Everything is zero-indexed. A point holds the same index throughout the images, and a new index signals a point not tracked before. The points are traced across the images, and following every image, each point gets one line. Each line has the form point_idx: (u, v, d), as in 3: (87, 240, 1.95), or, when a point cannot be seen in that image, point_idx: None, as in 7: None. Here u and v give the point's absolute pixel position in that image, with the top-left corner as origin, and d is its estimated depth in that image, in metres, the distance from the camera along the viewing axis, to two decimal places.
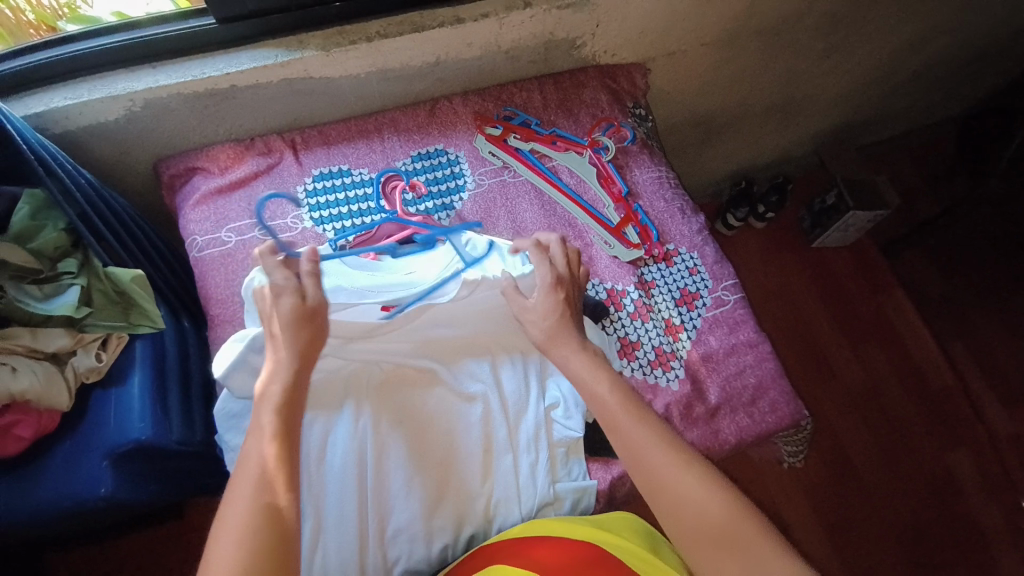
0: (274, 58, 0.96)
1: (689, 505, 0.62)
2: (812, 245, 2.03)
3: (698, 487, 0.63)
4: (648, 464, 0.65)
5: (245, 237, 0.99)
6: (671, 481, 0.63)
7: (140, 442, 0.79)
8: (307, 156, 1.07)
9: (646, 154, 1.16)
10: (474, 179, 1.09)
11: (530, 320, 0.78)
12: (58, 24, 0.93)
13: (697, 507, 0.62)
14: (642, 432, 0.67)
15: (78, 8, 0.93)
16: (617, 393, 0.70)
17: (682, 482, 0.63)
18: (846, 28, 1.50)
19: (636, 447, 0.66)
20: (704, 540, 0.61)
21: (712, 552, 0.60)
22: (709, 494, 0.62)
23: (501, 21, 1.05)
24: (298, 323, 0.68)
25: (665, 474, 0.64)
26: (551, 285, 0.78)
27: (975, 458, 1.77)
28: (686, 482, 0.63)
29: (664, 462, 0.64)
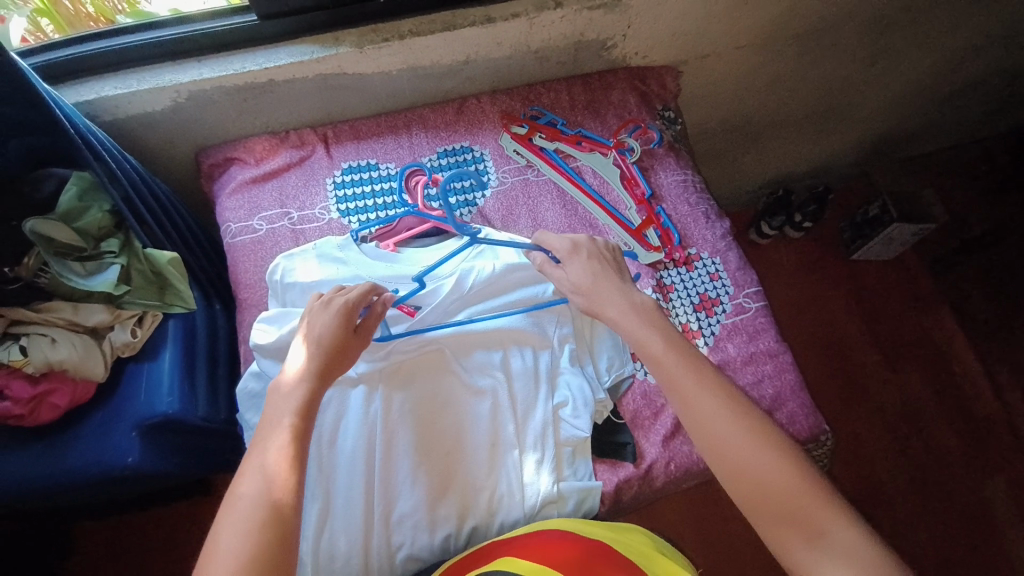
0: (310, 54, 0.99)
1: (752, 465, 0.66)
2: (851, 257, 1.96)
3: (761, 450, 0.67)
4: (712, 424, 0.69)
5: (276, 225, 1.03)
6: (736, 444, 0.67)
7: (167, 415, 0.84)
8: (337, 149, 1.10)
9: (672, 158, 1.15)
10: (498, 177, 1.10)
11: (568, 283, 0.82)
12: (115, 17, 1.02)
13: (759, 468, 0.66)
14: (705, 397, 0.70)
15: (136, 4, 1.01)
16: (673, 357, 0.74)
17: (747, 450, 0.67)
18: (894, 32, 1.44)
19: (700, 409, 0.70)
20: (765, 498, 0.65)
21: (769, 512, 0.65)
22: (772, 459, 0.66)
23: (531, 21, 1.06)
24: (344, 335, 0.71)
25: (730, 440, 0.67)
26: (571, 250, 0.85)
27: (1016, 491, 1.68)
28: (749, 444, 0.67)
29: (725, 424, 0.68)
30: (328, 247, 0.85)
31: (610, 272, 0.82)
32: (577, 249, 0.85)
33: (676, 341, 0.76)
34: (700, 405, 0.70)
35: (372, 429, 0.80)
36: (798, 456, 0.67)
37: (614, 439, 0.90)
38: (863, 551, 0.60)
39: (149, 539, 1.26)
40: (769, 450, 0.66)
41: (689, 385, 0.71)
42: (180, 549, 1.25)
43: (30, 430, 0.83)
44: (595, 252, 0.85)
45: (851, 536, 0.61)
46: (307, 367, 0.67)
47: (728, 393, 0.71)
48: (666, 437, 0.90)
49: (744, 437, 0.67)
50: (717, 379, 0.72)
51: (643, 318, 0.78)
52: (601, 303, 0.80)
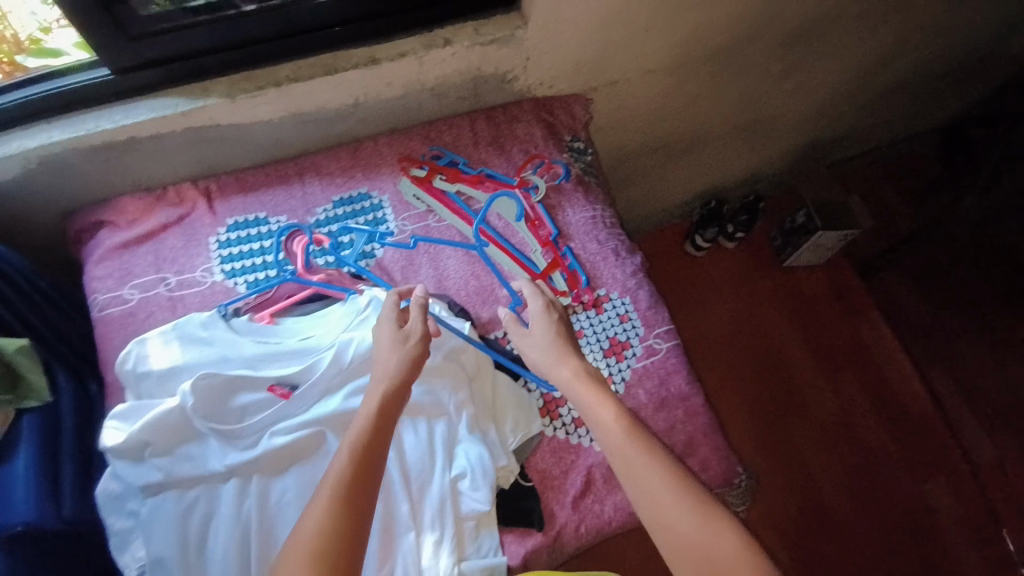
0: (174, 107, 0.91)
1: (690, 535, 0.66)
2: (783, 264, 1.97)
3: (700, 521, 0.66)
4: (654, 492, 0.69)
5: (150, 293, 0.96)
6: (676, 514, 0.67)
7: (24, 525, 0.76)
8: (221, 204, 1.02)
9: (581, 193, 1.10)
10: (398, 225, 1.04)
11: (529, 343, 0.87)
12: (16, 56, 0.88)
13: (699, 539, 0.65)
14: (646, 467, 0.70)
15: (41, 42, 0.88)
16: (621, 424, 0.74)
17: (685, 520, 0.66)
18: (804, 48, 1.44)
19: (642, 475, 0.70)
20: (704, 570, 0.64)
21: None
22: (712, 529, 0.66)
23: (420, 60, 0.99)
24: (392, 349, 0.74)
25: (668, 510, 0.67)
26: (544, 308, 0.89)
27: (955, 488, 1.74)
28: (688, 513, 0.67)
29: (665, 494, 0.68)
30: (190, 326, 0.79)
31: (566, 337, 0.86)
32: (546, 306, 0.89)
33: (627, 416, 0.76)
34: (643, 476, 0.70)
35: (245, 531, 0.72)
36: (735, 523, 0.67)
37: (523, 505, 0.86)
38: None
39: None
40: (708, 517, 0.66)
41: (630, 455, 0.71)
42: None
43: None
44: (559, 315, 0.89)
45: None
46: (389, 371, 0.72)
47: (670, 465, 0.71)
48: (576, 497, 0.87)
49: (685, 507, 0.67)
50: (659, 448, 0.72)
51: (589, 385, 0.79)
52: (555, 366, 0.82)
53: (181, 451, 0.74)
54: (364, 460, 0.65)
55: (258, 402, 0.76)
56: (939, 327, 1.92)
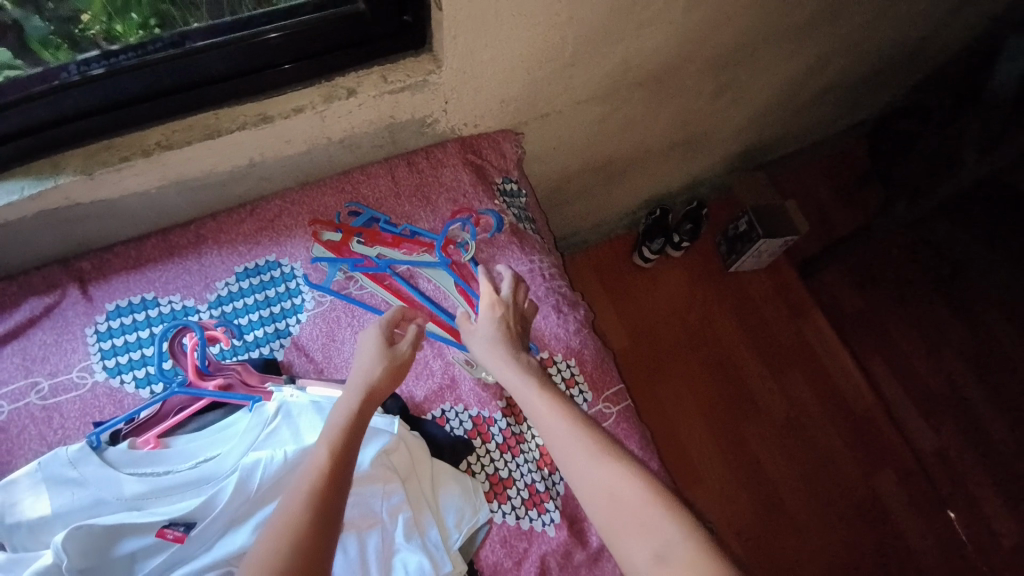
0: (20, 191, 0.77)
1: (600, 477, 0.65)
2: (730, 269, 1.96)
3: (614, 471, 0.65)
4: (572, 452, 0.67)
5: (20, 403, 0.81)
6: (591, 470, 0.66)
7: None
8: (98, 289, 0.88)
9: (516, 244, 1.02)
10: (314, 296, 0.93)
11: (474, 335, 0.82)
12: None
13: (606, 480, 0.64)
14: (561, 427, 0.69)
15: None
16: (542, 390, 0.74)
17: (601, 471, 0.65)
18: (734, 67, 1.41)
19: (559, 435, 0.69)
20: (609, 507, 0.63)
21: (628, 530, 0.61)
22: (620, 472, 0.65)
23: (321, 114, 0.89)
24: (380, 360, 0.75)
25: (586, 466, 0.66)
26: (490, 304, 0.84)
27: (905, 481, 1.78)
28: (600, 464, 0.66)
29: (584, 453, 0.66)
30: (56, 464, 0.65)
31: (511, 332, 0.82)
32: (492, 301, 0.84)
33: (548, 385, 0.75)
34: (558, 433, 0.69)
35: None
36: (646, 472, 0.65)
37: None
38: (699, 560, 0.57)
39: None
40: (617, 460, 0.66)
41: (551, 420, 0.70)
42: None
43: None
44: (507, 312, 0.84)
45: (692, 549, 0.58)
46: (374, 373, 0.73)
47: (584, 422, 0.70)
48: None
49: (598, 459, 0.66)
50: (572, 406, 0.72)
51: (520, 366, 0.77)
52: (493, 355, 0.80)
53: None
54: (344, 455, 0.63)
55: (151, 547, 0.64)
56: (879, 324, 1.96)
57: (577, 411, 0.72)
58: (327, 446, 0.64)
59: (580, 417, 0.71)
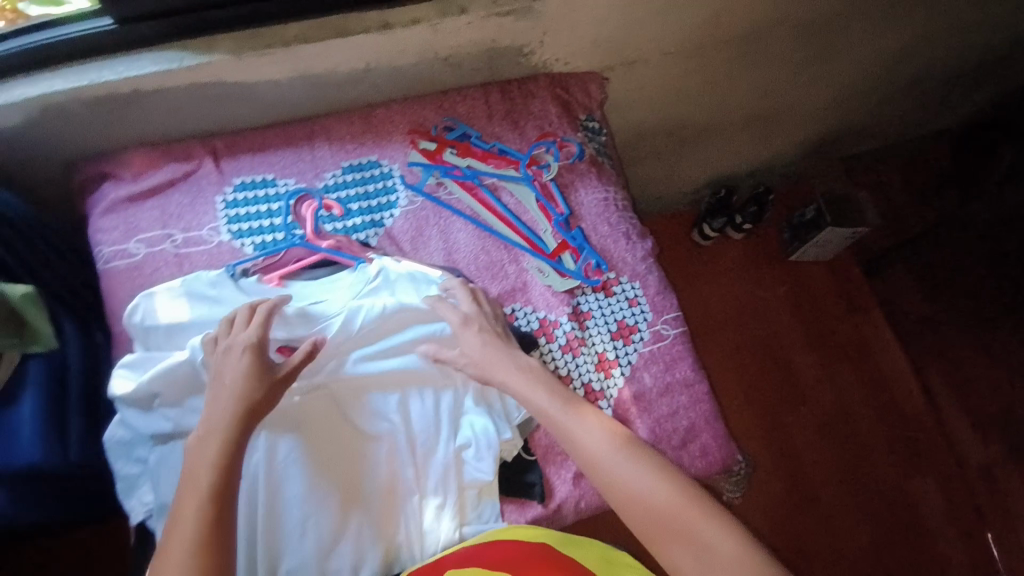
0: (178, 61, 0.88)
1: (639, 494, 0.73)
2: (790, 258, 1.97)
3: (650, 476, 0.74)
4: (604, 458, 0.75)
5: (156, 248, 0.94)
6: (631, 476, 0.74)
7: (28, 466, 0.83)
8: (228, 163, 1.00)
9: (594, 174, 1.08)
10: (407, 196, 1.02)
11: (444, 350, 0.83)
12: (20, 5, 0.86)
13: (646, 494, 0.73)
14: (591, 435, 0.77)
15: None
16: (556, 399, 0.80)
17: (639, 479, 0.74)
18: (822, 40, 1.41)
19: (589, 444, 0.76)
20: (651, 519, 0.72)
21: (666, 534, 0.71)
22: (656, 481, 0.74)
23: (434, 27, 0.96)
24: (257, 382, 0.71)
25: (622, 473, 0.74)
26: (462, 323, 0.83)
27: (941, 484, 1.78)
28: (640, 471, 0.74)
29: (617, 460, 0.75)
30: (199, 284, 0.79)
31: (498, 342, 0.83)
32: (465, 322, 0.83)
33: (564, 392, 0.81)
34: (589, 440, 0.77)
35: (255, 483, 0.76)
36: (681, 476, 0.75)
37: (524, 477, 0.88)
38: (741, 554, 0.69)
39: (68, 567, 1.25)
40: (650, 470, 0.74)
41: (577, 428, 0.78)
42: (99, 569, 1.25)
43: None
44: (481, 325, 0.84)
45: (733, 545, 0.70)
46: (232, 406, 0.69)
47: (614, 429, 0.78)
48: (577, 474, 0.88)
49: (636, 467, 0.74)
50: (596, 412, 0.80)
51: (523, 376, 0.81)
52: (490, 368, 0.81)
53: (187, 404, 0.75)
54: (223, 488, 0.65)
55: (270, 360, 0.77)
56: (938, 327, 1.92)
57: (602, 416, 0.80)
58: (208, 477, 0.65)
59: (608, 425, 0.79)
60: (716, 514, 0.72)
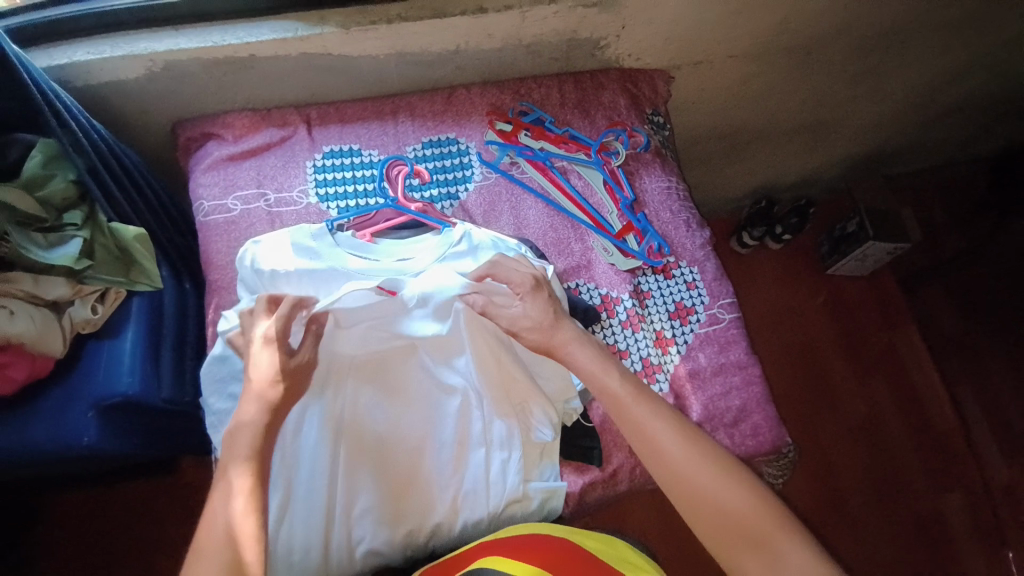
0: (294, 31, 0.97)
1: (711, 495, 0.69)
2: (827, 271, 1.99)
3: (718, 477, 0.70)
4: (670, 452, 0.72)
5: (251, 206, 1.00)
6: (698, 475, 0.70)
7: (127, 395, 0.87)
8: (320, 131, 1.07)
9: (658, 164, 1.14)
10: (482, 171, 1.08)
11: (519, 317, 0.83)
12: None
13: (720, 496, 0.69)
14: (656, 427, 0.73)
15: None
16: (627, 386, 0.77)
17: (705, 478, 0.70)
18: (882, 53, 1.45)
19: (652, 436, 0.73)
20: (723, 524, 0.68)
21: (730, 540, 0.68)
22: (725, 484, 0.69)
23: (523, 15, 1.03)
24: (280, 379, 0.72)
25: (688, 470, 0.70)
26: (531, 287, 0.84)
27: (970, 504, 1.77)
28: (707, 471, 0.70)
29: (684, 456, 0.71)
30: (300, 235, 0.85)
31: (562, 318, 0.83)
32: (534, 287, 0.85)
33: (633, 380, 0.78)
34: (653, 431, 0.73)
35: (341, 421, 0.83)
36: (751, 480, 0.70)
37: (582, 442, 0.93)
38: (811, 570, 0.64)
39: (125, 507, 1.32)
40: (719, 471, 0.70)
41: (642, 419, 0.74)
42: (154, 512, 1.33)
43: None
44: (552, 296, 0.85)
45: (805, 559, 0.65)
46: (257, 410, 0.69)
47: (681, 424, 0.74)
48: None
49: (703, 467, 0.70)
50: (663, 404, 0.76)
51: (596, 354, 0.80)
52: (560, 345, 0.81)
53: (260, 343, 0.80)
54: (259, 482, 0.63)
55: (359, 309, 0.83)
56: (975, 348, 1.92)
57: (668, 408, 0.75)
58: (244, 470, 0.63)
59: (676, 418, 0.74)
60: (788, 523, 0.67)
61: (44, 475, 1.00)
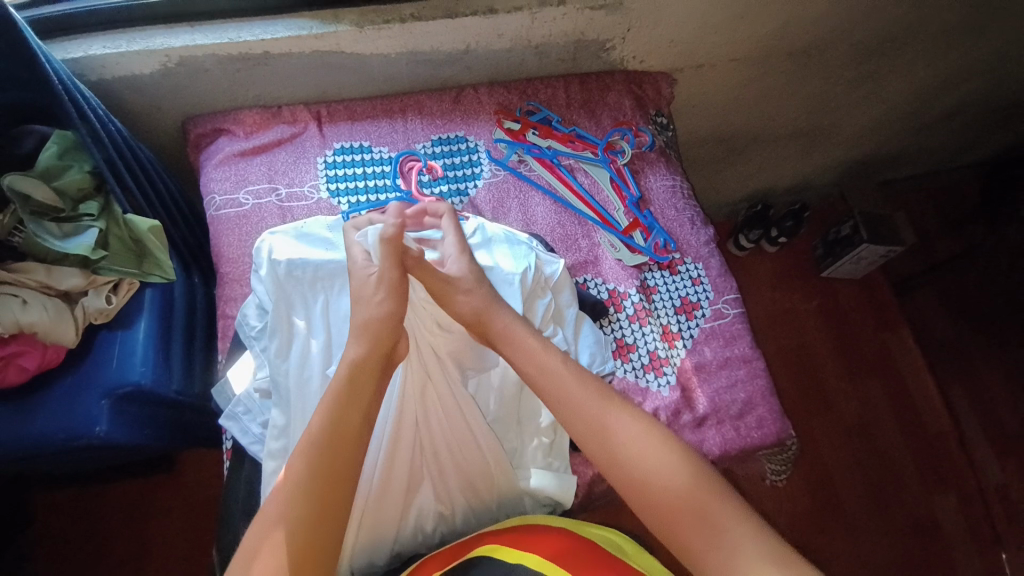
0: (309, 29, 0.99)
1: (652, 470, 0.67)
2: (822, 274, 2.01)
3: (658, 453, 0.68)
4: (610, 435, 0.70)
5: (263, 200, 1.01)
6: (644, 455, 0.68)
7: (140, 385, 0.88)
8: (330, 128, 1.09)
9: (663, 163, 1.16)
10: (491, 169, 1.10)
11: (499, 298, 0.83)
12: None
13: (656, 471, 0.67)
14: (597, 409, 0.72)
15: None
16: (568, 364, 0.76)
17: (650, 456, 0.68)
18: (878, 59, 1.49)
19: (593, 421, 0.71)
20: (663, 501, 0.65)
21: (682, 521, 0.64)
22: (667, 458, 0.68)
23: (533, 15, 1.06)
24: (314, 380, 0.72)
25: (634, 451, 0.68)
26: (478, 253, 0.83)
27: (964, 506, 1.77)
28: (647, 447, 0.68)
29: (626, 436, 0.69)
30: (317, 227, 0.89)
31: None
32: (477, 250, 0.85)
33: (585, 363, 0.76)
34: (593, 415, 0.72)
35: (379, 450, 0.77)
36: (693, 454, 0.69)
37: None
38: (761, 537, 0.62)
39: (121, 507, 1.31)
40: (663, 447, 0.68)
41: (582, 402, 0.73)
42: (150, 511, 1.31)
43: (6, 393, 0.85)
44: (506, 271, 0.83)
45: (753, 528, 0.63)
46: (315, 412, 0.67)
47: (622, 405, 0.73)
48: None
49: (644, 445, 0.69)
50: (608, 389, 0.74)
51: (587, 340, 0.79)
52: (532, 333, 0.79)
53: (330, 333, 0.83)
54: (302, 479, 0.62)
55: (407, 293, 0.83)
56: (966, 351, 1.96)
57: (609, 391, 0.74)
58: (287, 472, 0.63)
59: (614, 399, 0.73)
60: (730, 496, 0.65)
61: (46, 470, 0.99)
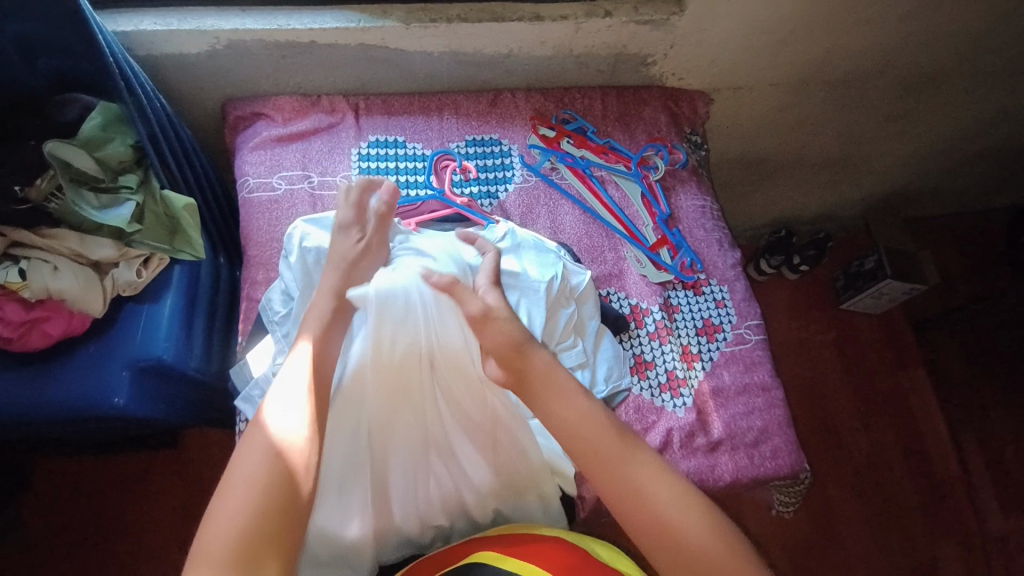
0: (356, 22, 0.99)
1: (666, 511, 0.67)
2: (841, 306, 1.98)
3: (673, 494, 0.68)
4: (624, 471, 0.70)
5: (295, 186, 1.02)
6: (660, 495, 0.68)
7: (161, 359, 0.89)
8: (366, 121, 1.09)
9: (695, 182, 1.15)
10: (523, 174, 1.09)
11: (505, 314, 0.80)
12: None
13: (687, 528, 0.66)
14: (611, 443, 0.71)
15: None
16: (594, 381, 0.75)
17: (665, 497, 0.68)
18: (918, 94, 1.47)
19: (606, 454, 0.71)
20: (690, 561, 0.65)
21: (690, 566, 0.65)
22: (682, 501, 0.68)
23: (578, 25, 1.06)
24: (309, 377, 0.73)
25: (648, 489, 0.68)
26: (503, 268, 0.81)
27: (966, 554, 1.74)
28: (660, 488, 0.68)
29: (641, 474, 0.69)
30: None
31: None
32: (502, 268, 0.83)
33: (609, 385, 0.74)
34: (607, 449, 0.71)
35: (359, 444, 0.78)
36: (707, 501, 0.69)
37: None
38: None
39: (123, 479, 1.32)
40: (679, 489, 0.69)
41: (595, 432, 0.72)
42: (151, 485, 1.32)
43: (31, 356, 0.86)
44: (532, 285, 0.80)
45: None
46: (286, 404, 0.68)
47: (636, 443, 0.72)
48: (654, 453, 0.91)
49: (659, 486, 0.69)
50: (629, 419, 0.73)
51: None
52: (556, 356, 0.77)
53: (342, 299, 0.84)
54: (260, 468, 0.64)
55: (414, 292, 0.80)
56: (982, 397, 1.93)
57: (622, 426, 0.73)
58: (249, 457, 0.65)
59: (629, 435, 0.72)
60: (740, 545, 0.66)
61: (57, 436, 0.99)
